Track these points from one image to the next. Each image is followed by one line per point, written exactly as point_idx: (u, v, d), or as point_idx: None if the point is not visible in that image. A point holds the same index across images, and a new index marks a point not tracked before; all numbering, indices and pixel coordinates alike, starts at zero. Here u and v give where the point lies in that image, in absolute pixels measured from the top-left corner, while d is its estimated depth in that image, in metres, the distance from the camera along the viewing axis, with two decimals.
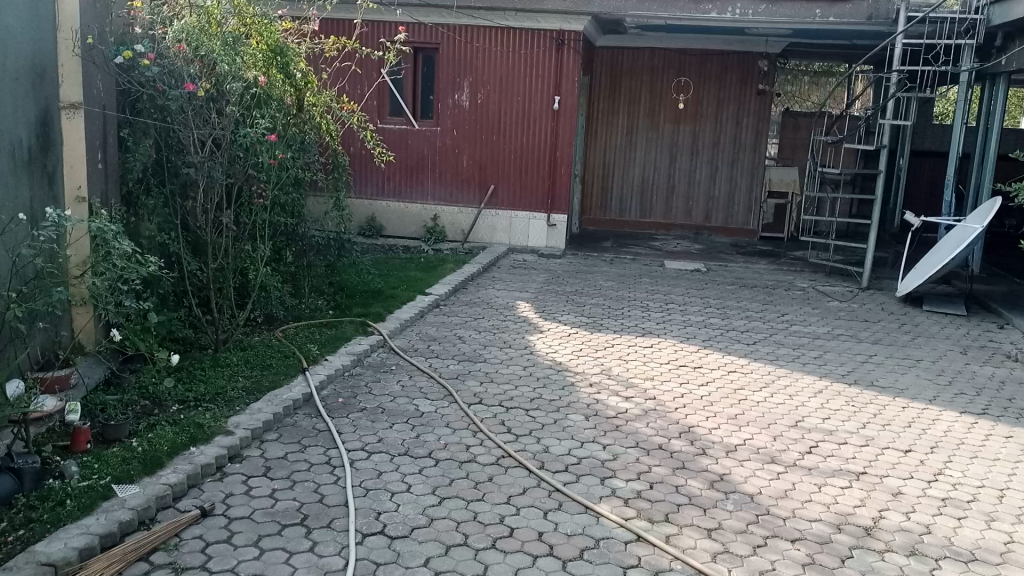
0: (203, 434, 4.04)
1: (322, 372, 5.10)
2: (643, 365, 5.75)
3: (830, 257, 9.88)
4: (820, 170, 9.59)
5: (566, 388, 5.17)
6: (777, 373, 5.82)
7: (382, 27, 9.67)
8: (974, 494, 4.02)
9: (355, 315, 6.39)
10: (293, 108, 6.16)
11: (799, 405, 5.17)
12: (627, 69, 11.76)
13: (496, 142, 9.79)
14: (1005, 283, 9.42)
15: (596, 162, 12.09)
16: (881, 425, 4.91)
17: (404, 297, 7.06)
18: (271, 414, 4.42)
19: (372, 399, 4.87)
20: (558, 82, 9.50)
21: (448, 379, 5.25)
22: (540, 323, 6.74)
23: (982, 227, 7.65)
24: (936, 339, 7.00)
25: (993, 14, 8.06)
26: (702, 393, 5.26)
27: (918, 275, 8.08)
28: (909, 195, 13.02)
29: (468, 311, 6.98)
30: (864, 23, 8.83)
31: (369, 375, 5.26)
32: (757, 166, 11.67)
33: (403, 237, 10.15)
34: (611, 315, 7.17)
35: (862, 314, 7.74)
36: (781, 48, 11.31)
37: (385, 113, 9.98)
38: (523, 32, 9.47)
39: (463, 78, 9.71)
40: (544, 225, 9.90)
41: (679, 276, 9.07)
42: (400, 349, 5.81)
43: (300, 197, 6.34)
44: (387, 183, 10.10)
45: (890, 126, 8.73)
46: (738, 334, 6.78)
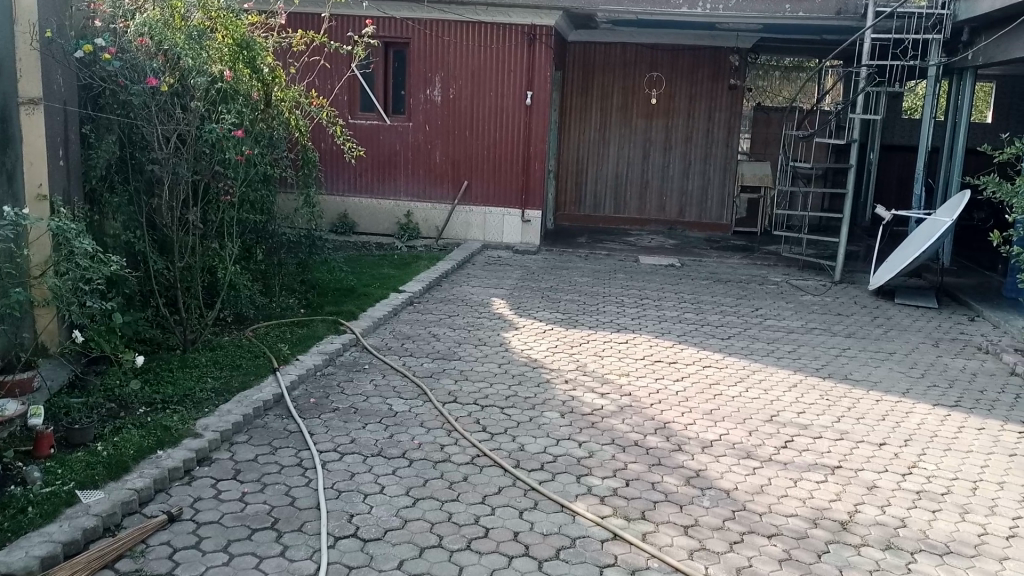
0: (170, 437, 3.95)
1: (294, 372, 5.01)
2: (618, 361, 5.73)
3: (802, 251, 9.93)
4: (791, 165, 9.64)
5: (542, 385, 5.13)
6: (752, 367, 5.82)
7: (350, 21, 9.57)
8: (948, 486, 4.04)
9: (327, 313, 6.30)
10: (260, 103, 6.05)
11: (774, 399, 5.17)
12: (600, 65, 11.74)
13: (468, 138, 9.72)
14: (974, 276, 9.53)
15: (570, 158, 12.06)
16: (855, 418, 4.93)
17: (377, 294, 6.99)
18: (241, 415, 4.34)
19: (344, 399, 4.79)
20: (531, 77, 9.45)
21: (422, 378, 5.18)
22: (515, 320, 6.69)
23: (952, 220, 7.72)
24: (908, 332, 7.05)
25: (959, 9, 8.14)
26: (678, 388, 5.25)
27: (889, 268, 8.13)
28: (880, 189, 13.14)
29: (442, 308, 6.92)
30: (833, 18, 8.88)
31: (342, 375, 5.18)
32: (729, 162, 11.71)
33: (376, 234, 10.06)
34: (587, 311, 7.14)
35: (835, 307, 7.78)
36: (752, 43, 11.34)
37: (356, 108, 9.88)
38: (494, 27, 9.40)
39: (434, 73, 9.63)
40: (518, 221, 9.86)
41: (653, 271, 9.07)
42: (373, 348, 5.73)
43: (270, 195, 6.24)
44: (358, 179, 10.00)
45: (860, 120, 8.77)
46: (713, 329, 6.78)
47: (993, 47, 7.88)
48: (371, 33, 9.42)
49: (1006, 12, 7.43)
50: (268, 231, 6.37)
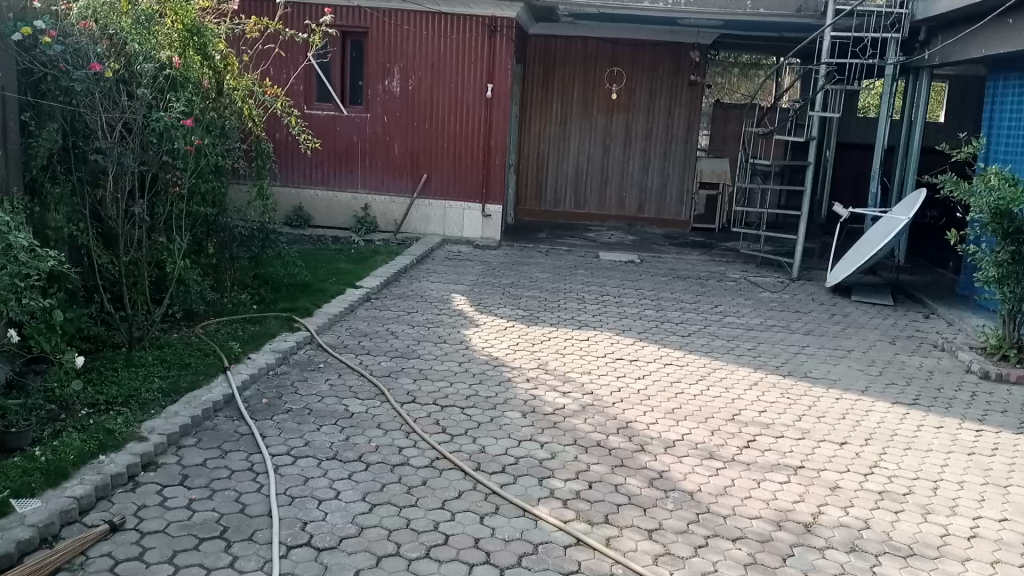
0: (113, 441, 3.76)
1: (245, 371, 4.83)
2: (580, 359, 5.65)
3: (761, 248, 9.97)
4: (750, 162, 9.68)
5: (503, 384, 5.03)
6: (714, 365, 5.79)
7: (307, 9, 9.35)
8: (909, 487, 4.05)
9: (281, 309, 6.12)
10: (212, 91, 5.86)
11: (736, 398, 5.14)
12: (560, 59, 11.65)
13: (428, 130, 9.56)
14: (928, 273, 9.67)
15: (530, 153, 11.97)
16: (816, 417, 4.92)
17: (334, 290, 6.83)
18: (189, 417, 4.16)
19: (298, 399, 4.64)
20: (491, 69, 9.33)
21: (380, 377, 5.04)
22: (475, 316, 6.58)
23: (908, 218, 7.79)
24: (866, 329, 7.11)
25: (917, 9, 8.24)
26: (640, 387, 5.19)
27: (847, 266, 8.19)
28: (836, 186, 13.29)
29: (400, 305, 6.78)
30: (793, 15, 8.90)
31: (295, 375, 5.01)
32: (689, 157, 11.72)
33: (332, 227, 9.85)
34: (547, 308, 7.05)
35: (793, 304, 7.81)
36: (712, 39, 11.35)
37: (312, 98, 9.66)
38: (454, 17, 9.26)
39: (393, 64, 9.44)
40: (478, 216, 9.73)
41: (613, 267, 9.03)
42: (329, 346, 5.56)
43: (222, 186, 6.05)
44: (314, 170, 9.78)
45: (819, 118, 8.81)
46: (673, 326, 6.75)
47: (949, 48, 7.98)
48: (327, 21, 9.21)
49: (963, 13, 7.52)
50: (220, 223, 6.17)
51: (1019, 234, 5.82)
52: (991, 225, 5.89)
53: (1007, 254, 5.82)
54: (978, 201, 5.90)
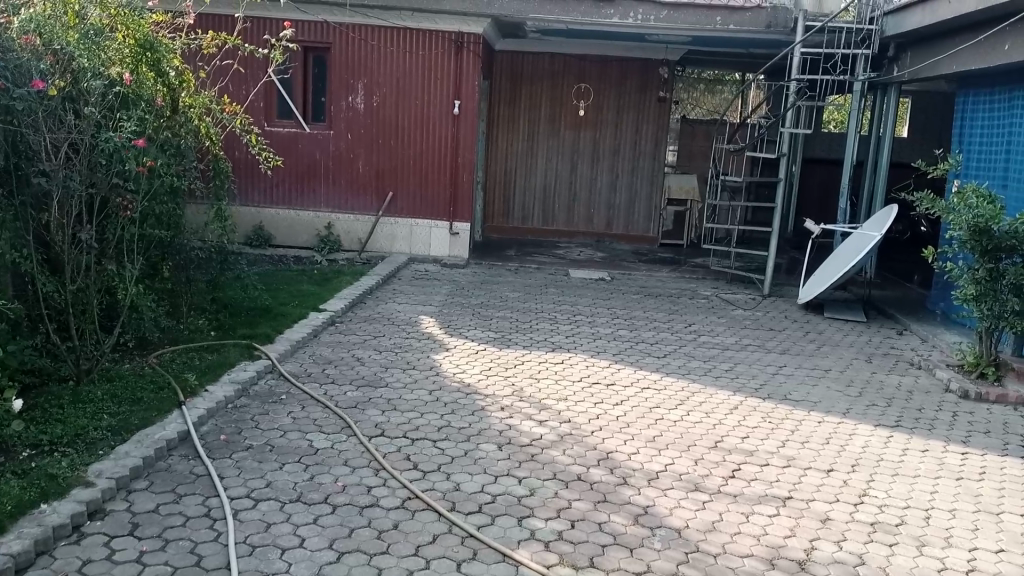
0: (57, 488, 3.46)
1: (202, 406, 4.55)
2: (556, 384, 5.44)
3: (731, 264, 9.88)
4: (721, 178, 9.59)
5: (477, 414, 4.80)
6: (692, 388, 5.61)
7: (266, 23, 9.09)
8: (901, 517, 3.91)
9: (239, 336, 5.83)
10: (166, 110, 5.56)
11: (717, 423, 4.97)
12: (528, 75, 11.52)
13: (393, 147, 9.33)
14: (897, 288, 9.66)
15: (498, 170, 11.80)
16: (800, 443, 4.77)
17: (296, 314, 6.54)
18: (140, 458, 3.87)
19: (259, 435, 4.37)
20: (458, 85, 9.15)
21: (346, 409, 4.78)
22: (445, 340, 6.34)
23: (880, 234, 7.74)
24: (841, 347, 7.01)
25: (887, 24, 8.31)
26: (618, 413, 5.00)
27: (819, 282, 8.12)
28: (802, 201, 13.32)
29: (366, 328, 6.52)
30: (762, 31, 8.83)
31: (256, 408, 4.73)
32: (657, 173, 11.63)
33: (294, 246, 9.55)
34: (519, 329, 6.84)
35: (767, 322, 7.70)
36: (680, 55, 11.29)
37: (273, 115, 9.39)
38: (421, 32, 9.07)
39: (357, 80, 9.21)
40: (446, 234, 9.51)
41: (584, 286, 8.86)
42: (291, 375, 5.29)
43: (178, 207, 5.76)
44: (275, 189, 9.49)
45: (790, 134, 8.76)
46: (648, 346, 6.58)
47: (919, 64, 8.03)
48: (288, 36, 8.96)
49: (934, 29, 7.58)
50: (177, 245, 5.90)
51: (997, 251, 5.78)
52: (969, 243, 5.85)
53: (984, 271, 5.82)
54: (956, 219, 5.87)
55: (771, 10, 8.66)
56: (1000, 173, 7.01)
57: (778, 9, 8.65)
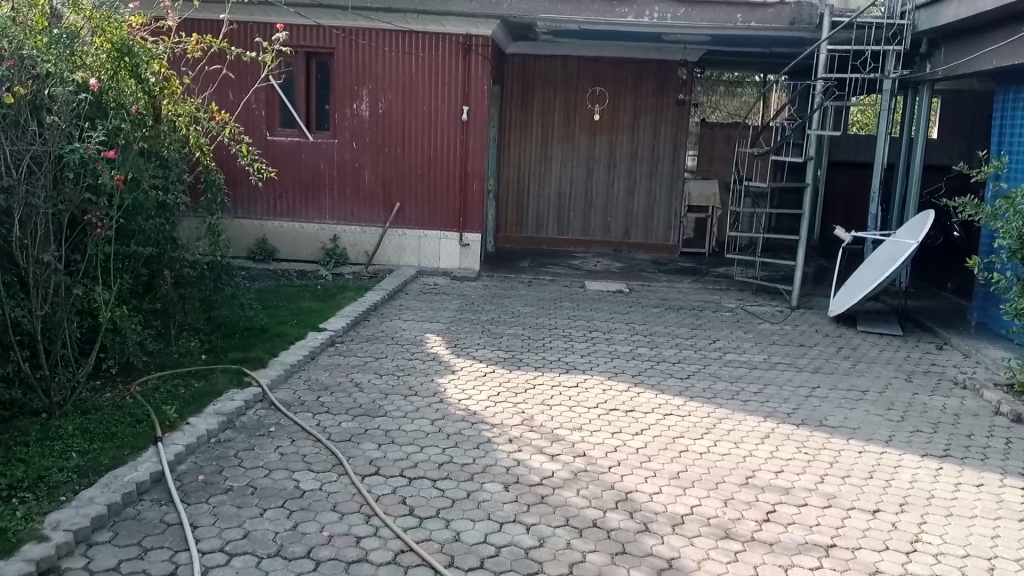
0: (4, 544, 3.07)
1: (180, 442, 4.15)
2: (570, 412, 4.99)
3: (756, 274, 9.39)
4: (744, 183, 9.10)
5: (482, 448, 4.36)
6: (719, 414, 5.15)
7: (258, 26, 8.75)
8: (962, 570, 3.43)
9: (231, 359, 5.42)
10: (147, 119, 5.29)
11: (748, 456, 4.50)
12: (540, 80, 11.12)
13: (400, 156, 8.94)
14: (934, 298, 9.14)
15: (510, 178, 11.39)
16: (840, 478, 4.31)
17: (294, 333, 6.12)
18: (105, 505, 3.48)
19: (241, 475, 3.97)
20: (467, 91, 8.77)
21: (339, 444, 4.35)
22: (451, 361, 5.91)
23: (915, 241, 7.24)
24: (878, 364, 6.52)
25: (919, 20, 7.80)
26: (638, 445, 4.54)
27: (851, 294, 7.62)
28: (828, 207, 12.81)
29: (367, 349, 6.09)
30: (786, 29, 8.35)
31: (241, 443, 4.33)
32: (675, 180, 11.18)
33: (299, 260, 9.19)
34: (531, 348, 6.40)
35: (796, 337, 7.21)
36: (699, 56, 10.84)
37: (276, 124, 9.01)
38: (427, 36, 8.69)
39: (362, 86, 8.84)
40: (456, 245, 9.11)
41: (601, 298, 8.41)
42: (282, 404, 4.87)
43: (171, 219, 5.47)
44: (278, 202, 9.13)
45: (817, 136, 8.25)
46: (670, 366, 6.12)
47: (955, 61, 7.53)
48: (283, 40, 8.59)
49: (971, 22, 7.10)
50: (170, 257, 5.57)
51: None
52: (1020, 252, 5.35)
53: None
54: (1006, 226, 5.36)
55: (796, 6, 8.20)
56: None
57: (803, 3, 8.17)
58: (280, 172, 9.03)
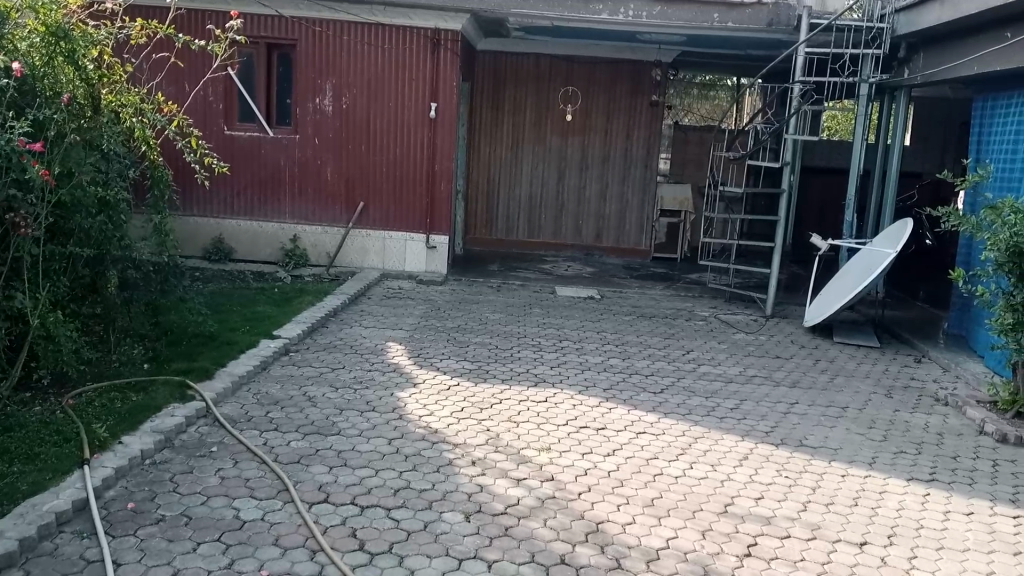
0: None
1: (109, 465, 3.77)
2: (538, 430, 4.69)
3: (730, 281, 9.16)
4: (720, 188, 8.87)
5: (443, 471, 4.04)
6: (695, 433, 4.87)
7: (211, 14, 8.32)
8: None
9: (174, 370, 5.03)
10: (85, 110, 4.85)
11: (725, 480, 4.23)
12: (511, 78, 10.81)
13: (365, 154, 8.58)
14: (910, 308, 8.98)
15: (479, 179, 11.07)
16: (824, 506, 4.05)
17: (244, 341, 5.73)
18: (16, 540, 3.10)
19: (176, 502, 3.60)
20: (435, 87, 8.43)
21: (287, 466, 4.00)
22: (412, 372, 5.57)
23: (893, 250, 7.04)
24: (857, 378, 6.30)
25: (899, 22, 7.60)
26: (610, 468, 4.24)
27: (827, 305, 7.42)
28: (801, 213, 12.67)
29: (324, 358, 5.73)
30: (763, 30, 8.14)
31: (178, 465, 3.96)
32: (648, 183, 10.93)
33: (257, 261, 8.78)
34: (498, 359, 6.07)
35: (773, 348, 6.97)
36: (674, 56, 10.62)
37: (234, 117, 8.62)
38: (394, 29, 8.35)
39: (325, 80, 8.47)
40: (422, 247, 8.75)
41: (571, 305, 8.13)
42: (227, 420, 4.50)
43: (115, 219, 5.12)
44: (236, 199, 8.72)
45: (794, 141, 8.02)
46: (643, 379, 5.83)
47: (935, 67, 7.36)
48: (236, 29, 8.18)
49: (954, 26, 6.89)
50: (113, 257, 5.19)
51: None
52: (1005, 265, 5.15)
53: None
54: (992, 237, 5.15)
55: (773, 7, 7.99)
56: (1015, 183, 6.33)
57: (780, 4, 7.96)
58: (238, 168, 8.62)
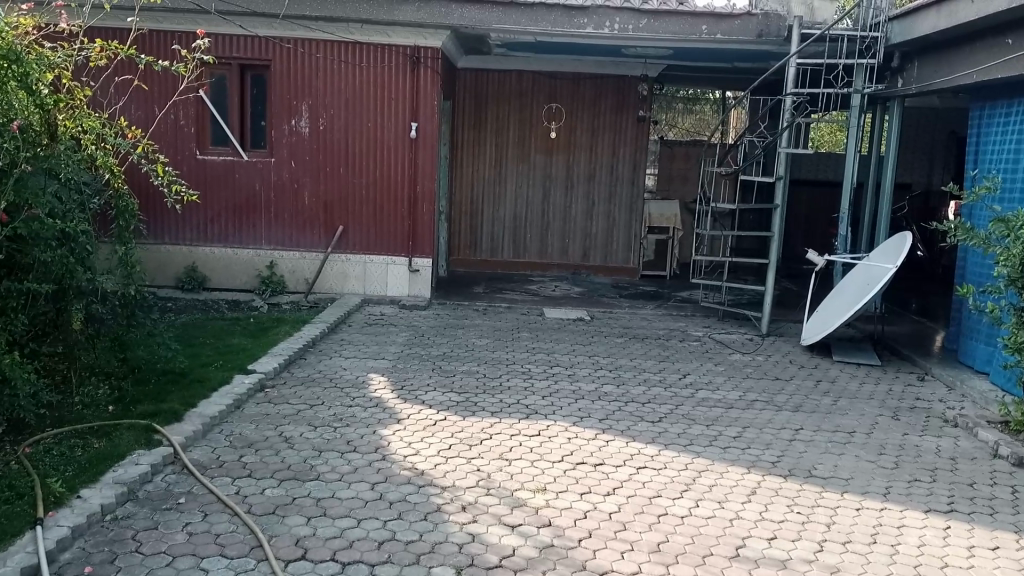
0: None
1: (65, 523, 3.42)
2: (531, 468, 4.38)
3: (722, 298, 8.91)
4: (710, 203, 8.64)
5: (430, 519, 3.73)
6: (698, 466, 4.59)
7: (176, 34, 8.02)
8: None
9: (140, 412, 4.68)
10: (40, 138, 4.55)
11: (734, 519, 3.95)
12: (493, 94, 10.58)
13: (344, 176, 8.29)
14: (906, 322, 8.76)
15: (463, 199, 10.81)
16: (842, 545, 3.77)
17: (217, 378, 5.39)
18: None
19: (138, 565, 3.27)
20: (416, 106, 8.17)
21: (261, 518, 3.68)
22: (396, 407, 5.26)
23: (892, 265, 6.81)
24: (861, 400, 6.05)
25: (893, 31, 7.46)
26: (611, 509, 3.95)
27: (824, 323, 7.18)
28: (789, 227, 12.50)
29: (302, 394, 5.41)
30: (753, 41, 7.93)
31: (142, 521, 3.62)
32: (636, 201, 10.70)
33: (232, 289, 8.45)
34: (486, 389, 5.77)
35: (771, 370, 6.71)
36: (659, 70, 10.42)
37: (206, 142, 8.32)
38: (373, 47, 8.09)
39: (301, 101, 8.19)
40: (404, 271, 8.46)
41: (561, 328, 7.85)
42: (197, 467, 4.17)
43: (77, 251, 4.76)
44: (210, 225, 8.40)
45: (786, 154, 7.80)
46: (639, 407, 5.55)
47: (930, 77, 7.18)
48: (205, 50, 7.87)
49: (949, 34, 6.70)
50: (75, 292, 4.84)
51: None
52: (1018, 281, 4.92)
53: None
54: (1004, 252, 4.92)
55: (763, 18, 7.79)
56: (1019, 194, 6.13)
57: (770, 15, 7.77)
58: (211, 193, 8.31)
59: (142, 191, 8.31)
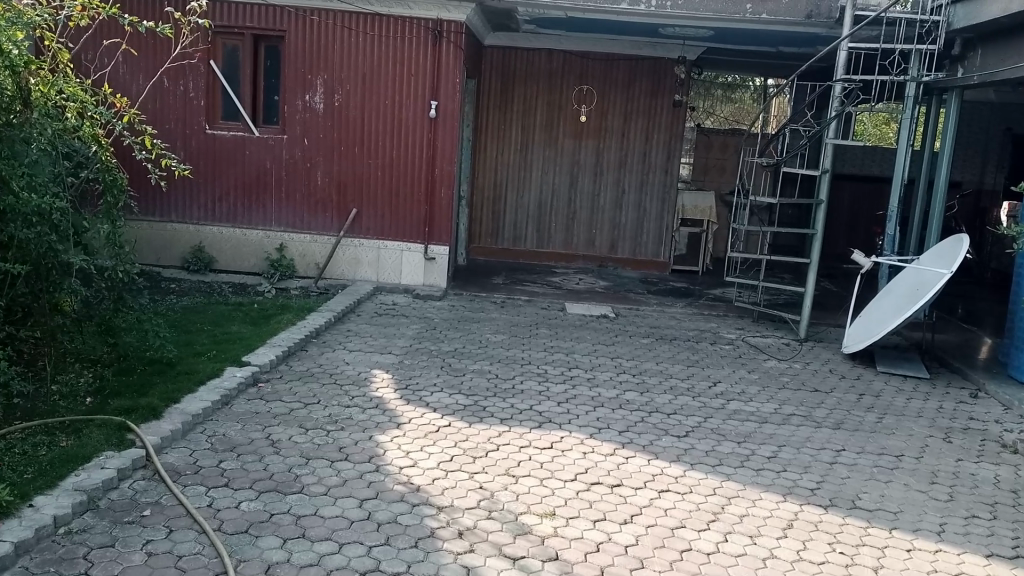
0: None
1: (9, 538, 3.02)
2: (540, 488, 3.93)
3: (758, 299, 8.36)
4: (748, 198, 8.08)
5: (421, 547, 3.29)
6: (728, 491, 4.10)
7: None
8: None
9: (118, 407, 4.30)
10: (10, 104, 4.12)
11: (768, 558, 3.47)
12: (521, 74, 10.07)
13: (359, 156, 7.87)
14: (954, 331, 8.16)
15: (486, 183, 10.34)
16: None
17: (206, 370, 4.99)
18: None
19: None
20: (436, 83, 7.70)
21: (231, 538, 3.28)
22: (397, 409, 4.82)
23: (947, 269, 6.18)
24: (908, 418, 5.51)
25: (955, 15, 6.84)
26: (627, 542, 3.48)
27: (869, 329, 6.63)
28: (830, 224, 11.90)
29: (298, 391, 5.00)
30: (801, 23, 7.41)
31: (98, 537, 3.22)
32: (668, 192, 10.16)
33: (239, 272, 8.08)
34: (497, 392, 5.31)
35: (809, 380, 6.18)
36: (698, 54, 9.83)
37: (216, 116, 7.94)
38: (393, 20, 7.63)
39: (316, 75, 7.76)
40: (420, 258, 8.02)
41: (583, 325, 7.37)
42: (170, 473, 3.78)
43: (62, 228, 4.32)
44: (217, 204, 8.01)
45: (832, 146, 7.20)
46: (664, 419, 5.07)
47: (996, 66, 6.56)
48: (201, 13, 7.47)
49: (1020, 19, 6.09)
50: (62, 274, 4.43)
51: None
52: None
53: None
54: None
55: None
56: None
57: None
58: (219, 170, 7.94)
59: (130, 167, 7.95)
